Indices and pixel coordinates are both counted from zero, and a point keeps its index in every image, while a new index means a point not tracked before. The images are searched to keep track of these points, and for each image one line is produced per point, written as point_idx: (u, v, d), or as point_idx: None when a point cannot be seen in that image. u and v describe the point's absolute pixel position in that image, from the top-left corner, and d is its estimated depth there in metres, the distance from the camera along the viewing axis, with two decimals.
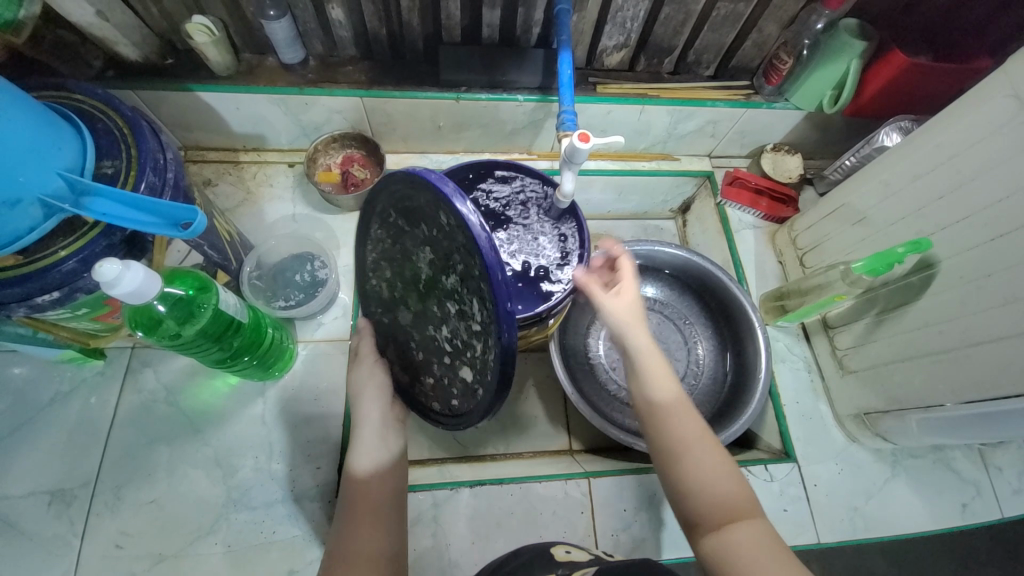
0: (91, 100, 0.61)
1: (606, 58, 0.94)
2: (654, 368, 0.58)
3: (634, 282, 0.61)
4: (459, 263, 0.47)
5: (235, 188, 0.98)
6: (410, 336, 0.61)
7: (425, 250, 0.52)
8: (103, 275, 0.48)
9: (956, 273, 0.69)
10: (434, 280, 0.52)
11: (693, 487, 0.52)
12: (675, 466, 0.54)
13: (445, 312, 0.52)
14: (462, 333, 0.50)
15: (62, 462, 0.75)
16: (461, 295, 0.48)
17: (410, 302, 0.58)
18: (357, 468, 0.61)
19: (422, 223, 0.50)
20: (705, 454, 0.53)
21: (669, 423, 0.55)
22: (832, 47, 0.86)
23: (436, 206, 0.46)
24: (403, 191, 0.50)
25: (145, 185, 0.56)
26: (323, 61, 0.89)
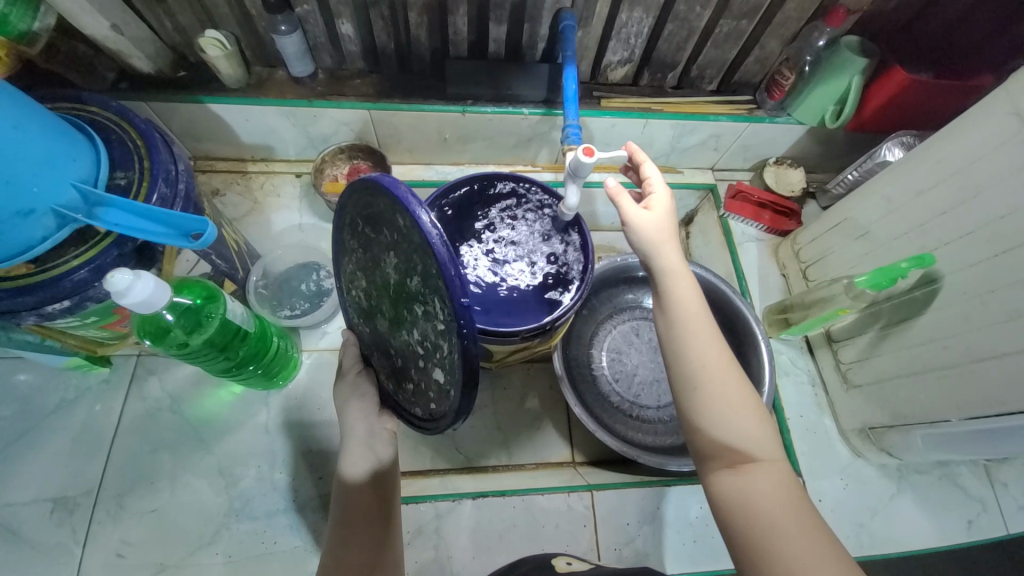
0: (105, 112, 0.62)
1: (610, 73, 0.95)
2: (684, 298, 0.58)
3: (665, 202, 0.61)
4: (419, 264, 0.47)
5: (242, 198, 0.99)
6: (386, 344, 0.59)
7: (391, 256, 0.51)
8: (114, 284, 0.49)
9: (960, 289, 0.69)
10: (401, 285, 0.51)
11: (713, 421, 0.54)
12: (696, 399, 0.55)
13: (414, 315, 0.51)
14: (431, 335, 0.49)
15: (66, 470, 0.75)
16: (425, 296, 0.48)
17: (384, 309, 0.56)
18: (346, 481, 0.60)
19: (385, 227, 0.50)
20: (728, 391, 0.55)
21: (697, 355, 0.56)
22: (833, 63, 0.88)
23: (393, 211, 0.47)
24: (365, 200, 0.52)
25: (157, 196, 0.57)
26: (332, 74, 0.91)
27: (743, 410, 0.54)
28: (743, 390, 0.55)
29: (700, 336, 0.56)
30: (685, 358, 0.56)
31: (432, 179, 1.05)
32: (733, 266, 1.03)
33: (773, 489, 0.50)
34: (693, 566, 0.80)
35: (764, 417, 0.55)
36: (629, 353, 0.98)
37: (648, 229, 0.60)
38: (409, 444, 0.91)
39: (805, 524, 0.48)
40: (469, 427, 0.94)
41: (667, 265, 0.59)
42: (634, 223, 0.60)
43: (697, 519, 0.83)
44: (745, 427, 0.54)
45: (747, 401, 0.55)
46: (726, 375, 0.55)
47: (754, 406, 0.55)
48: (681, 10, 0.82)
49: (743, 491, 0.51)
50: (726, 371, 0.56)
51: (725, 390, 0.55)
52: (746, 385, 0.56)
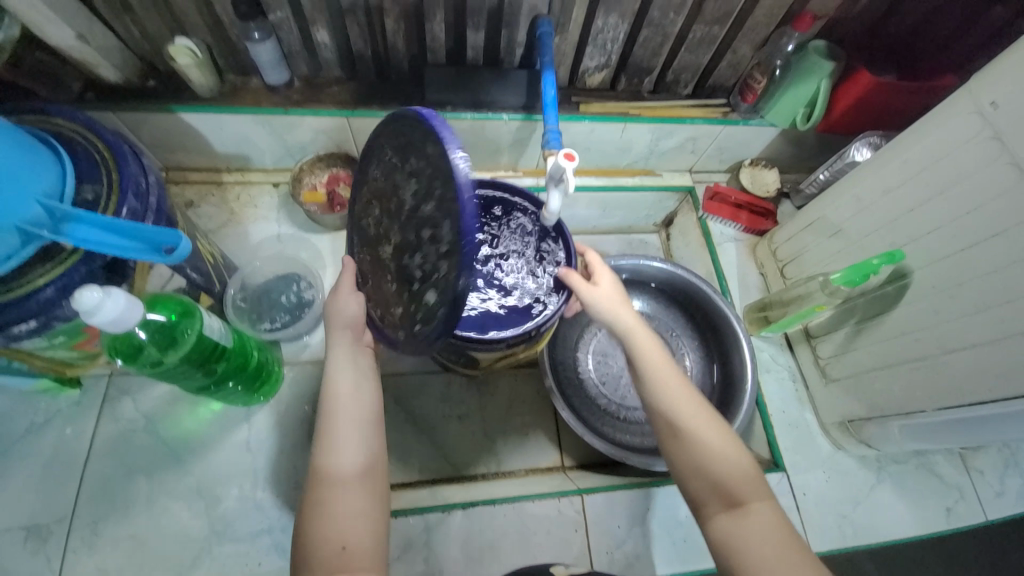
0: (72, 124, 0.60)
1: (587, 78, 0.97)
2: (649, 351, 0.63)
3: (609, 276, 0.69)
4: (436, 188, 0.47)
5: (218, 209, 0.96)
6: (384, 271, 0.57)
7: (412, 182, 0.51)
8: (82, 303, 0.46)
9: (930, 283, 0.71)
10: (414, 210, 0.51)
11: (698, 466, 0.56)
12: (678, 443, 0.58)
13: (419, 239, 0.51)
14: (430, 256, 0.49)
15: (35, 497, 0.72)
16: (436, 220, 0.48)
17: (391, 235, 0.55)
18: (328, 472, 0.54)
19: (412, 157, 0.51)
20: (706, 430, 0.58)
21: (672, 401, 0.60)
22: (803, 67, 0.90)
23: (419, 145, 0.49)
24: (398, 132, 0.53)
25: (126, 211, 0.55)
26: (308, 82, 0.90)
27: (723, 449, 0.57)
28: (719, 428, 0.59)
29: (671, 383, 0.61)
30: (662, 407, 0.60)
31: None
32: (712, 266, 1.06)
33: (766, 526, 0.51)
34: (686, 566, 0.80)
35: (745, 454, 0.57)
36: (614, 355, 0.99)
37: (602, 300, 0.66)
38: (397, 456, 0.90)
39: (800, 554, 0.49)
40: (458, 436, 0.93)
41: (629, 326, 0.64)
42: (590, 298, 0.66)
43: (686, 519, 0.83)
44: (728, 464, 0.56)
45: (725, 438, 0.58)
46: (700, 415, 0.59)
47: (732, 442, 0.58)
48: (655, 16, 0.84)
49: (737, 530, 0.52)
50: (699, 413, 0.59)
51: (704, 432, 0.57)
52: (719, 421, 0.59)
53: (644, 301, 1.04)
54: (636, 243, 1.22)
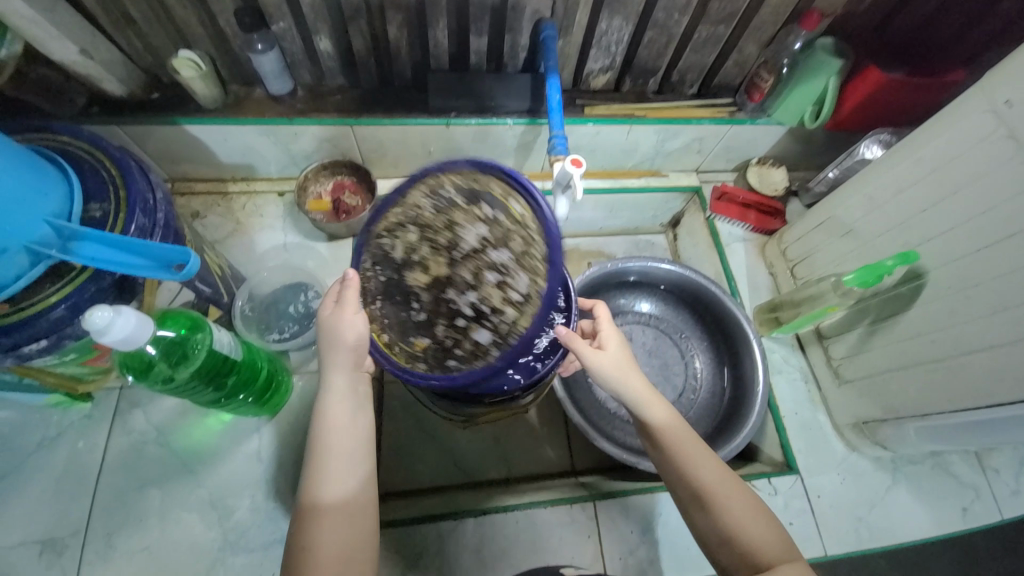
0: (78, 142, 0.60)
1: (592, 80, 0.96)
2: (662, 418, 0.59)
3: (614, 334, 0.62)
4: (517, 242, 0.50)
5: (224, 219, 0.96)
6: (409, 299, 0.54)
7: (479, 223, 0.51)
8: (93, 324, 0.45)
9: (946, 283, 0.70)
10: (474, 250, 0.51)
11: (725, 540, 0.54)
12: (701, 516, 0.56)
13: (474, 278, 0.51)
14: (492, 300, 0.51)
15: (50, 511, 0.72)
16: (507, 270, 0.50)
17: (429, 264, 0.53)
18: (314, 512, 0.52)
19: (484, 203, 0.51)
20: (733, 502, 0.55)
21: (691, 471, 0.56)
22: (810, 66, 0.90)
23: (504, 199, 0.51)
24: (467, 176, 0.53)
25: (134, 228, 0.54)
26: (311, 91, 0.90)
27: (747, 518, 0.54)
28: (745, 496, 0.55)
29: (693, 455, 0.57)
30: (681, 480, 0.57)
31: None
32: (720, 267, 1.05)
33: None
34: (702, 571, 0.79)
35: (773, 518, 0.55)
36: None
37: (608, 366, 0.59)
38: (408, 463, 0.90)
39: None
40: (468, 442, 0.93)
41: (638, 395, 0.59)
42: (595, 366, 0.58)
43: None
44: (754, 532, 0.53)
45: (752, 506, 0.55)
46: (726, 485, 0.56)
47: (758, 509, 0.55)
48: (660, 18, 0.84)
49: None
50: (725, 483, 0.56)
51: (726, 503, 0.55)
52: (744, 488, 0.56)
53: (652, 304, 1.05)
54: (643, 244, 1.22)
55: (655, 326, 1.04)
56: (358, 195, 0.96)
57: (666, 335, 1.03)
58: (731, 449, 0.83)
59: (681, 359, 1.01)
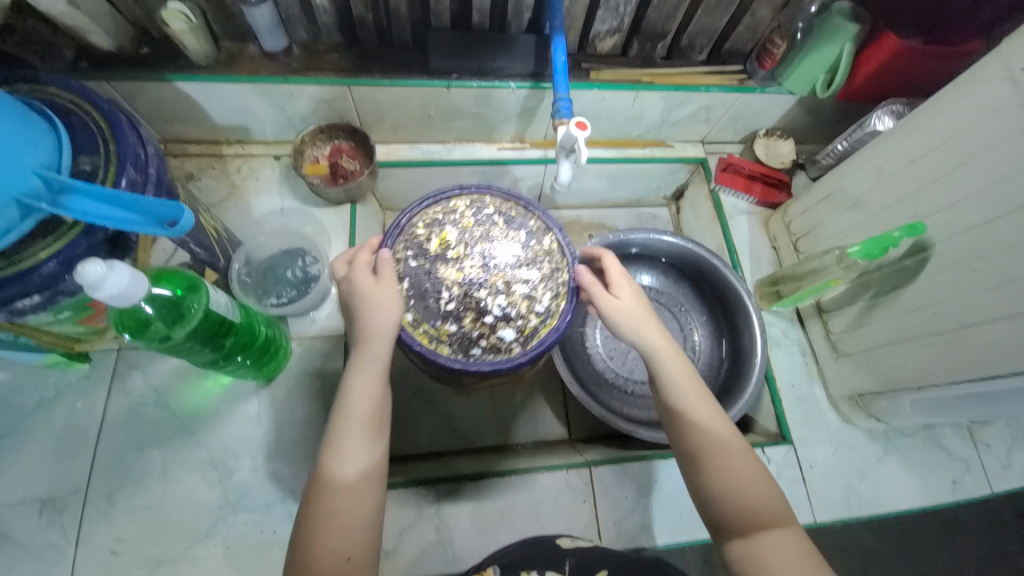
0: (65, 93, 0.58)
1: (598, 43, 0.93)
2: (677, 375, 0.61)
3: (632, 287, 0.66)
4: (545, 262, 0.69)
5: (219, 182, 0.94)
6: (442, 289, 0.66)
7: (514, 243, 0.70)
8: (86, 277, 0.45)
9: (951, 255, 0.69)
10: (509, 261, 0.69)
11: (723, 496, 0.56)
12: (704, 472, 0.58)
13: (505, 281, 0.68)
14: (517, 303, 0.67)
15: (52, 469, 0.73)
16: (535, 282, 0.68)
17: (466, 266, 0.68)
18: (336, 481, 0.54)
19: (520, 230, 0.71)
20: (734, 461, 0.57)
21: (701, 427, 0.59)
22: (826, 30, 0.87)
23: (536, 232, 0.71)
24: (509, 210, 0.73)
25: (125, 182, 0.53)
26: (307, 48, 0.86)
27: (750, 479, 0.57)
28: (748, 460, 0.58)
29: (700, 411, 0.60)
30: (690, 434, 0.59)
31: (420, 159, 1.01)
32: (723, 240, 1.04)
33: (785, 555, 0.53)
34: (693, 535, 0.80)
35: (775, 487, 0.57)
36: None
37: (627, 315, 0.64)
38: (407, 429, 0.91)
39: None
40: (466, 410, 0.94)
41: (656, 347, 0.62)
42: (612, 313, 0.64)
43: None
44: (755, 493, 0.56)
45: (753, 470, 0.57)
46: (731, 444, 0.58)
47: (760, 473, 0.57)
48: None
49: (758, 560, 0.53)
50: (728, 444, 0.58)
51: (732, 462, 0.57)
52: (748, 452, 0.58)
53: (652, 276, 1.04)
54: (645, 217, 1.21)
55: (656, 299, 1.02)
56: (356, 160, 0.94)
57: (666, 308, 1.02)
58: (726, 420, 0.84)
59: (680, 331, 1.01)
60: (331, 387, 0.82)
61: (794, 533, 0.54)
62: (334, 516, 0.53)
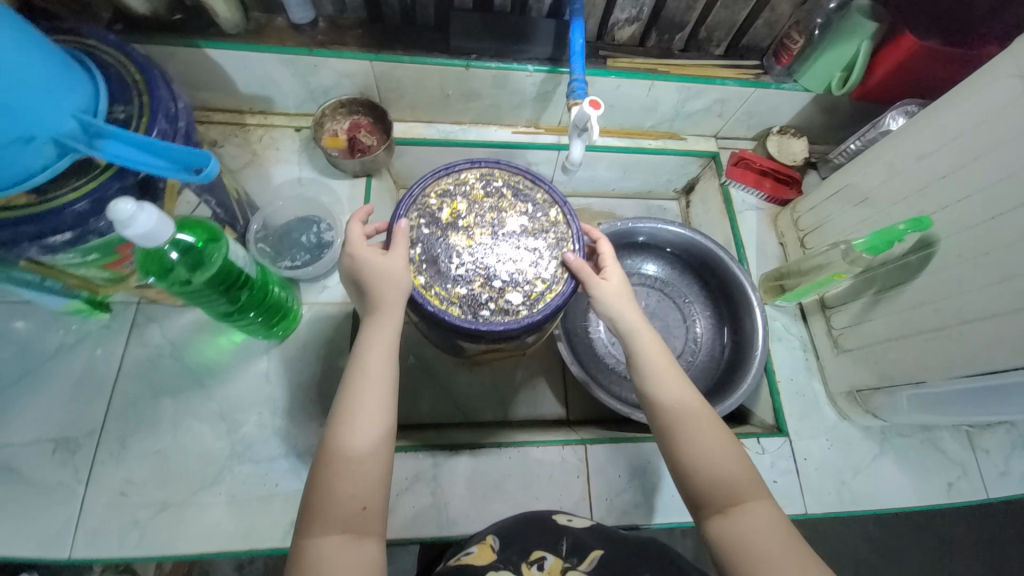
0: (103, 45, 0.61)
1: (617, 32, 0.94)
2: (656, 353, 0.65)
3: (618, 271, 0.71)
4: (550, 234, 0.72)
5: (241, 150, 0.97)
6: (453, 255, 0.69)
7: (522, 215, 0.72)
8: (116, 214, 0.47)
9: (957, 251, 0.70)
10: (516, 231, 0.71)
11: (698, 470, 0.58)
12: (679, 448, 0.59)
13: (512, 250, 0.70)
14: (524, 270, 0.69)
15: (69, 411, 0.76)
16: (542, 252, 0.71)
17: (475, 234, 0.70)
18: (351, 439, 0.55)
19: (528, 203, 0.74)
20: (709, 435, 0.59)
21: (678, 404, 0.61)
22: (844, 27, 0.87)
23: (542, 205, 0.74)
24: (518, 183, 0.75)
25: (157, 132, 0.56)
26: (333, 23, 0.89)
27: (726, 455, 0.58)
28: (723, 436, 0.59)
29: (676, 387, 0.62)
30: (667, 410, 0.61)
31: (436, 138, 1.03)
32: (730, 233, 1.05)
33: (762, 527, 0.54)
34: (684, 516, 0.82)
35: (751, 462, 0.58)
36: None
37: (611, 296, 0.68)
38: (409, 399, 0.93)
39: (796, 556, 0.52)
40: (467, 385, 0.96)
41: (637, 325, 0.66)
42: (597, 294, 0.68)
43: None
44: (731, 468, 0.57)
45: (728, 445, 0.59)
46: (705, 419, 0.60)
47: (734, 448, 0.59)
48: None
49: (736, 533, 0.54)
50: (703, 418, 0.60)
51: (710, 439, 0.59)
52: (722, 427, 0.60)
53: (658, 266, 1.05)
54: (654, 209, 1.22)
55: (660, 289, 1.03)
56: (374, 136, 0.96)
57: (670, 299, 1.03)
58: (722, 408, 0.85)
59: (682, 322, 1.02)
60: (338, 351, 0.84)
61: (772, 507, 0.55)
62: (349, 471, 0.54)
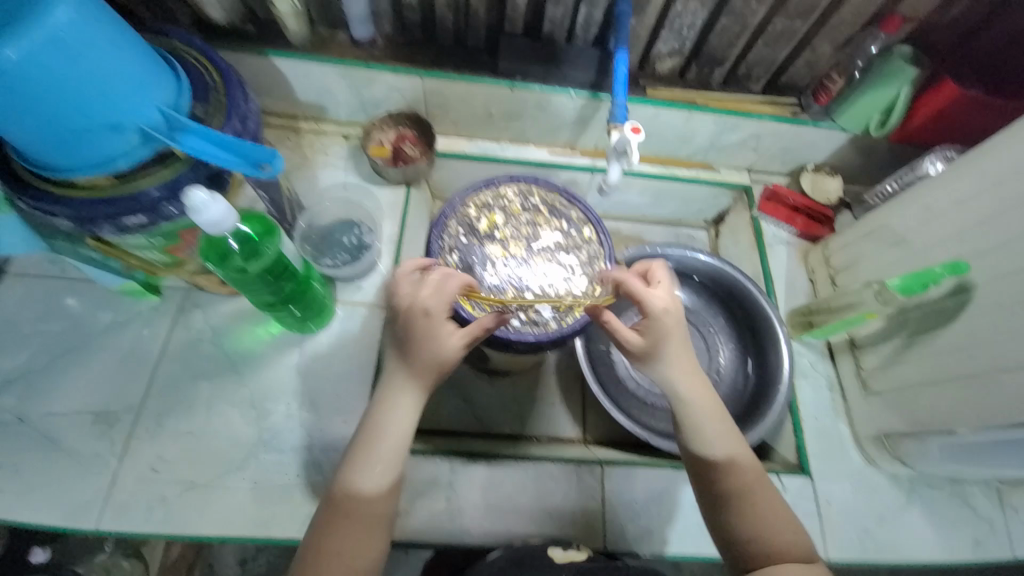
0: (189, 49, 0.66)
1: (658, 64, 0.98)
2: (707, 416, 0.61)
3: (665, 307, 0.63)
4: (583, 251, 0.74)
5: (292, 153, 1.02)
6: (488, 265, 0.72)
7: (556, 231, 0.75)
8: (191, 202, 0.52)
9: (994, 298, 0.69)
10: (550, 247, 0.74)
11: (753, 538, 0.58)
12: (735, 516, 0.59)
13: (545, 265, 0.73)
14: (555, 284, 0.72)
15: (111, 386, 0.80)
16: (573, 268, 0.73)
17: (510, 247, 0.74)
18: (361, 482, 0.56)
19: (563, 220, 0.76)
20: (763, 502, 0.59)
21: (733, 472, 0.60)
22: (885, 71, 0.89)
23: (576, 223, 0.76)
24: (554, 200, 0.78)
25: (230, 130, 0.60)
26: (390, 41, 0.95)
27: (780, 524, 0.58)
28: (776, 504, 0.60)
29: (729, 455, 0.61)
30: (723, 479, 0.60)
31: (475, 154, 1.07)
32: (760, 265, 1.05)
33: None
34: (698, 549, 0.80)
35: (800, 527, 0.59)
36: None
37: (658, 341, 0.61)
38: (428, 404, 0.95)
39: None
40: (488, 395, 0.97)
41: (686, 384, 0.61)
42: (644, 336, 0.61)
43: None
44: (782, 534, 0.58)
45: (781, 514, 0.59)
46: (759, 486, 0.60)
47: (787, 516, 0.59)
48: (737, 5, 0.85)
49: None
50: (757, 486, 0.60)
51: (767, 503, 0.59)
52: (775, 493, 0.61)
53: (685, 294, 1.05)
54: (683, 237, 1.23)
55: (685, 316, 1.03)
56: (418, 147, 0.99)
57: (694, 327, 1.03)
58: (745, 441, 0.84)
59: (706, 352, 1.01)
60: (367, 349, 0.87)
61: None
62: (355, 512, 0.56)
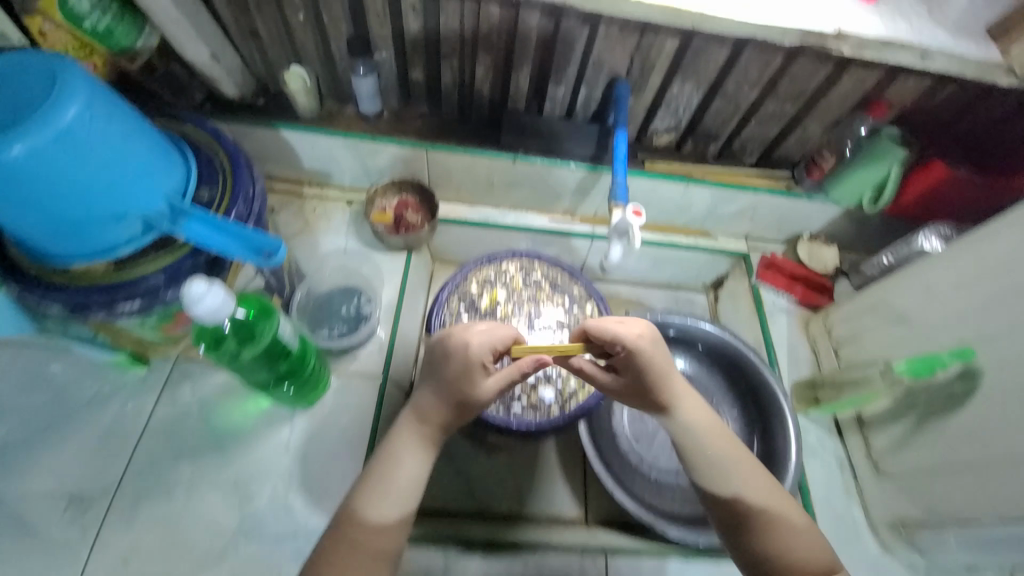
0: (200, 131, 0.67)
1: (655, 138, 1.01)
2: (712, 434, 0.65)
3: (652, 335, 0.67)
4: None
5: (294, 217, 1.02)
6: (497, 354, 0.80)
7: (558, 308, 0.77)
8: (189, 293, 0.51)
9: (1005, 388, 0.68)
10: (552, 323, 0.75)
11: (780, 553, 0.58)
12: (758, 531, 0.60)
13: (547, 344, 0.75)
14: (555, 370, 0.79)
15: (88, 466, 0.76)
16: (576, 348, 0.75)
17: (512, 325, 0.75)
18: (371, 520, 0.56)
19: (565, 296, 0.78)
20: (783, 514, 0.61)
21: (749, 488, 0.62)
22: (875, 150, 0.92)
23: (578, 299, 0.78)
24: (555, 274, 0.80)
25: (234, 214, 0.60)
26: (396, 113, 0.98)
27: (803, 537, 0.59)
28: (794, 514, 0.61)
29: (741, 469, 0.63)
30: (740, 495, 0.62)
31: (476, 220, 1.07)
32: (761, 334, 1.04)
33: None
34: None
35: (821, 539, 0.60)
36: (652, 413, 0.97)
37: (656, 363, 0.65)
38: None
39: None
40: (485, 471, 0.92)
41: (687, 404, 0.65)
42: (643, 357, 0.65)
43: None
44: (803, 547, 0.59)
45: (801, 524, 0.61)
46: (776, 497, 0.62)
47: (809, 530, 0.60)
48: (731, 89, 0.89)
49: None
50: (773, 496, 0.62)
51: (780, 518, 0.60)
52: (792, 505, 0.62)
53: (687, 362, 1.03)
54: (683, 301, 1.22)
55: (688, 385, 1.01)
56: (420, 214, 1.00)
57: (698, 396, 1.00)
58: None
59: None
60: (361, 425, 0.83)
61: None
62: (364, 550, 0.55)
